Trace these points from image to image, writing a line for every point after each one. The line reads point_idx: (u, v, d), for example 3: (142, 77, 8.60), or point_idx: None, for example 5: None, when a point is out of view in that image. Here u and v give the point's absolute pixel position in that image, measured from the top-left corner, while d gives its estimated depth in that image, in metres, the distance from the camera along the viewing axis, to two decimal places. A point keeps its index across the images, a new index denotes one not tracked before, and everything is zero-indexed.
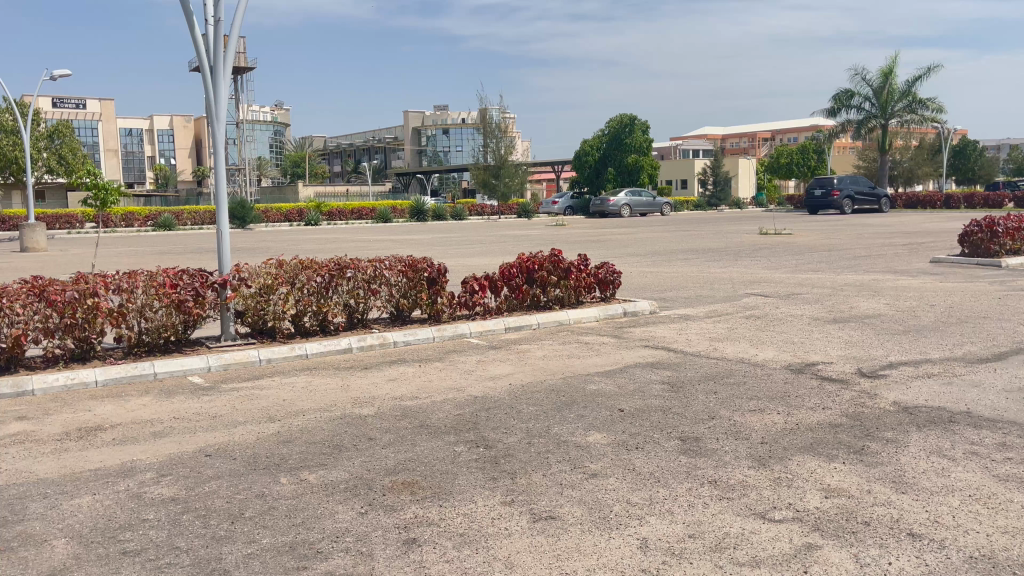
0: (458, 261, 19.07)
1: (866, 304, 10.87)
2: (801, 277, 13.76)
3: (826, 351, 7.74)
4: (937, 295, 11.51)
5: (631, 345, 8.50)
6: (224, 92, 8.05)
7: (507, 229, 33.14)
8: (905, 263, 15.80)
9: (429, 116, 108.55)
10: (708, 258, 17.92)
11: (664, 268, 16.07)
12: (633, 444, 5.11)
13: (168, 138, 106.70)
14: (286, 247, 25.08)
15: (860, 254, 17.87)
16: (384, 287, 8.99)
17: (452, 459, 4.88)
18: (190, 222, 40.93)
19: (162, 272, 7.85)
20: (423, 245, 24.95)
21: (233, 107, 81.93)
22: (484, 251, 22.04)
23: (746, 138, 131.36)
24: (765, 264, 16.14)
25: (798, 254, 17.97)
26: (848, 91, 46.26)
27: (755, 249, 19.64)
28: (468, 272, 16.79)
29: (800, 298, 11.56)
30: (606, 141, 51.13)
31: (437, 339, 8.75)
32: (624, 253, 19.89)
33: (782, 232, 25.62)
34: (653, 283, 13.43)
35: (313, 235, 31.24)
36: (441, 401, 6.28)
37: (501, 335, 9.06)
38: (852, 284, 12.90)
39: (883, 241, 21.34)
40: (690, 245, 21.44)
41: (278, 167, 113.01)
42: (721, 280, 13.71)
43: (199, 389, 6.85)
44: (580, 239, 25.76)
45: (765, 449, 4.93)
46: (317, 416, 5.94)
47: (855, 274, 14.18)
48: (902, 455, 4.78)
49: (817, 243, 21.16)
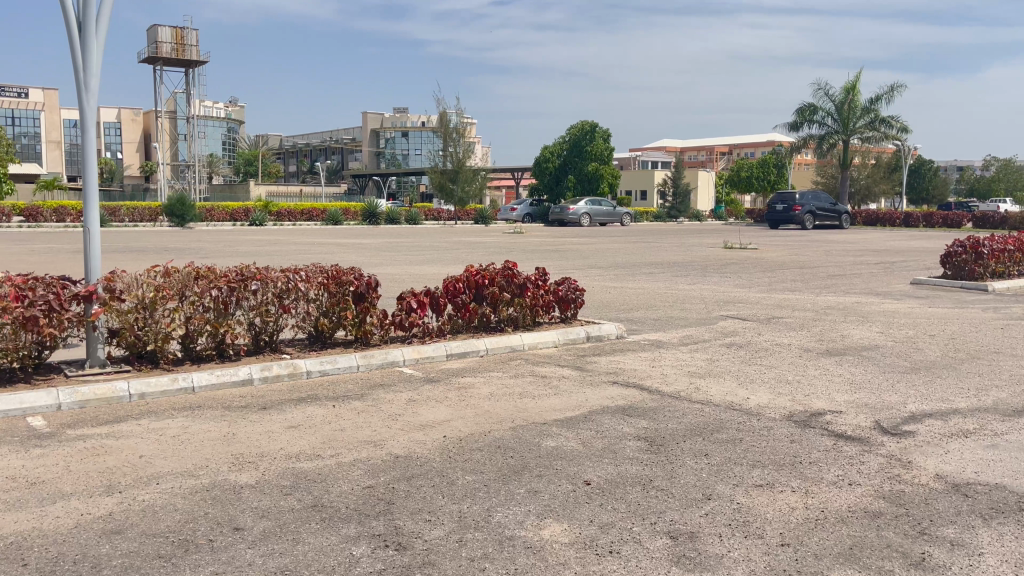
0: (406, 268, 17.61)
1: (858, 332, 9.62)
2: (778, 298, 12.58)
3: (831, 397, 6.36)
4: (932, 323, 10.34)
5: (596, 380, 7.04)
6: (95, 56, 6.42)
7: (461, 236, 31.66)
8: (883, 284, 14.73)
9: (387, 118, 106.56)
10: (674, 272, 16.76)
11: (628, 283, 14.82)
12: (605, 544, 3.64)
13: (115, 131, 103.00)
14: (221, 249, 23.28)
15: (835, 273, 16.83)
16: (301, 303, 7.42)
17: (346, 571, 3.36)
18: (128, 218, 38.68)
19: (7, 281, 6.14)
20: (370, 250, 23.42)
21: (185, 102, 79.22)
22: (435, 258, 20.59)
23: (705, 152, 132.25)
24: (736, 282, 14.96)
25: (769, 272, 16.90)
26: (811, 106, 45.72)
27: (723, 264, 18.54)
28: (415, 281, 15.30)
29: (783, 323, 10.28)
30: (566, 148, 50.02)
31: (362, 367, 7.20)
32: (584, 264, 18.60)
33: (747, 246, 24.67)
34: (618, 301, 12.08)
35: (254, 237, 29.38)
36: (349, 464, 4.74)
37: (441, 363, 7.55)
38: (835, 308, 11.73)
39: (853, 259, 20.40)
40: (654, 258, 20.28)
41: (230, 165, 109.92)
42: (691, 299, 12.46)
43: (34, 438, 5.19)
44: (539, 248, 24.43)
45: (790, 558, 3.51)
46: (175, 487, 4.36)
47: (837, 296, 13.00)
48: (980, 573, 3.40)
49: (786, 259, 20.15)
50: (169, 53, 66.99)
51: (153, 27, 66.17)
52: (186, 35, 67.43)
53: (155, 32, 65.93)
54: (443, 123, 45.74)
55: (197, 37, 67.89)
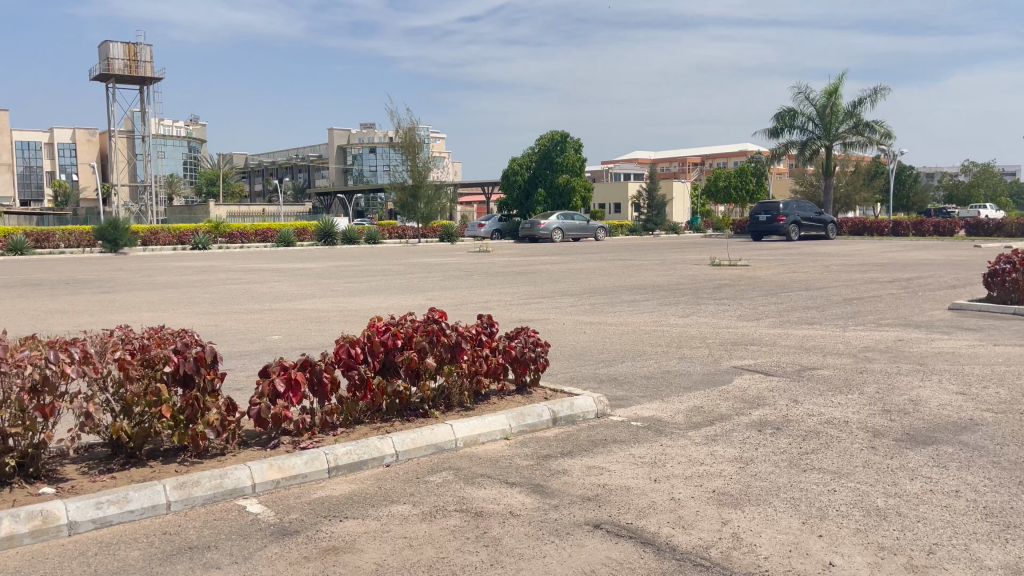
0: (339, 300, 14.72)
1: (932, 395, 6.90)
2: (798, 337, 9.91)
3: (976, 560, 3.66)
4: (1021, 374, 7.68)
5: (566, 520, 4.22)
6: None
7: (423, 257, 28.81)
8: (917, 311, 12.11)
9: (354, 134, 103.63)
10: (661, 298, 14.09)
11: (606, 316, 12.09)
12: None
13: (69, 152, 98.91)
14: (139, 278, 20.23)
15: (850, 296, 14.28)
16: (77, 398, 4.51)
17: None
18: (63, 243, 35.41)
19: None
20: (311, 277, 20.54)
21: (140, 120, 75.70)
22: (382, 286, 17.73)
23: (677, 163, 131.06)
24: (737, 312, 12.30)
25: (773, 296, 14.30)
26: (791, 111, 43.72)
27: (714, 287, 15.93)
28: (343, 317, 12.45)
29: (822, 381, 7.53)
30: (535, 159, 47.36)
31: (170, 505, 4.33)
32: (554, 290, 15.80)
33: (737, 263, 22.12)
34: (597, 347, 9.27)
35: (186, 263, 26.37)
36: None
37: (313, 489, 4.70)
38: (878, 351, 9.06)
39: (861, 277, 17.84)
40: (635, 280, 17.64)
41: (192, 185, 106.31)
42: (691, 340, 9.72)
43: None
44: (505, 269, 21.58)
45: None
46: None
47: (869, 332, 10.33)
48: None
49: (787, 279, 17.48)
50: (122, 70, 63.51)
51: (105, 43, 62.95)
52: (140, 51, 64.19)
53: (107, 49, 62.66)
54: (405, 135, 42.87)
55: (152, 53, 64.70)
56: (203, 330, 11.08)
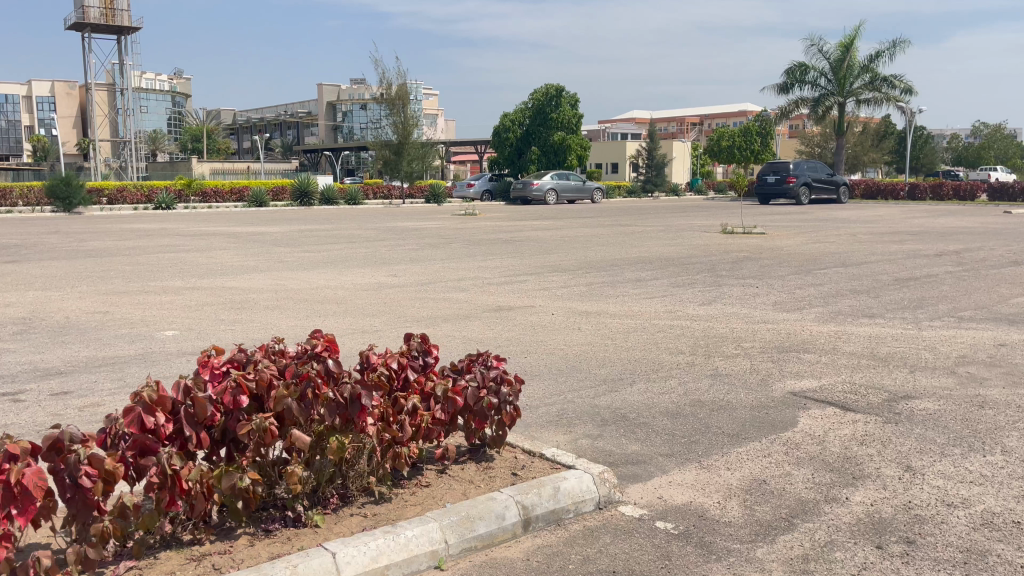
0: (280, 275, 12.07)
1: None
2: (865, 340, 7.37)
3: None
4: None
5: None
6: None
7: (403, 220, 26.14)
8: (997, 299, 9.63)
9: (345, 90, 99.72)
10: (674, 277, 11.51)
11: (605, 302, 9.53)
12: None
13: (48, 105, 94.25)
14: (67, 243, 17.44)
15: (903, 275, 11.75)
16: None
17: None
18: (19, 201, 32.72)
19: None
20: (269, 243, 17.87)
21: (119, 73, 71.77)
22: (343, 255, 15.13)
23: (677, 122, 127.74)
24: (771, 297, 9.77)
25: (808, 274, 11.74)
26: (803, 65, 40.73)
27: (735, 261, 13.34)
28: (271, 298, 9.86)
29: (933, 425, 5.02)
30: (529, 115, 44.39)
31: None
32: (544, 264, 13.24)
33: (752, 230, 19.56)
34: (595, 356, 6.69)
35: (136, 225, 23.60)
36: None
37: None
38: (983, 366, 6.54)
39: (903, 250, 15.27)
40: (639, 251, 15.06)
41: (176, 141, 102.35)
42: (722, 345, 7.16)
43: None
44: (490, 236, 18.99)
45: None
46: None
47: (954, 331, 7.81)
48: None
49: (816, 252, 14.93)
50: (98, 19, 59.48)
51: None
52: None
53: None
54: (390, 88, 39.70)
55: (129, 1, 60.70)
56: (82, 319, 8.48)
